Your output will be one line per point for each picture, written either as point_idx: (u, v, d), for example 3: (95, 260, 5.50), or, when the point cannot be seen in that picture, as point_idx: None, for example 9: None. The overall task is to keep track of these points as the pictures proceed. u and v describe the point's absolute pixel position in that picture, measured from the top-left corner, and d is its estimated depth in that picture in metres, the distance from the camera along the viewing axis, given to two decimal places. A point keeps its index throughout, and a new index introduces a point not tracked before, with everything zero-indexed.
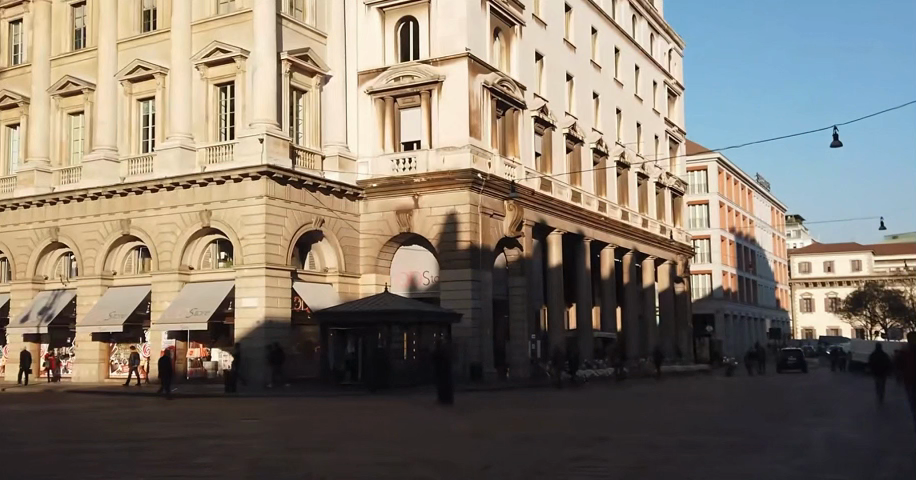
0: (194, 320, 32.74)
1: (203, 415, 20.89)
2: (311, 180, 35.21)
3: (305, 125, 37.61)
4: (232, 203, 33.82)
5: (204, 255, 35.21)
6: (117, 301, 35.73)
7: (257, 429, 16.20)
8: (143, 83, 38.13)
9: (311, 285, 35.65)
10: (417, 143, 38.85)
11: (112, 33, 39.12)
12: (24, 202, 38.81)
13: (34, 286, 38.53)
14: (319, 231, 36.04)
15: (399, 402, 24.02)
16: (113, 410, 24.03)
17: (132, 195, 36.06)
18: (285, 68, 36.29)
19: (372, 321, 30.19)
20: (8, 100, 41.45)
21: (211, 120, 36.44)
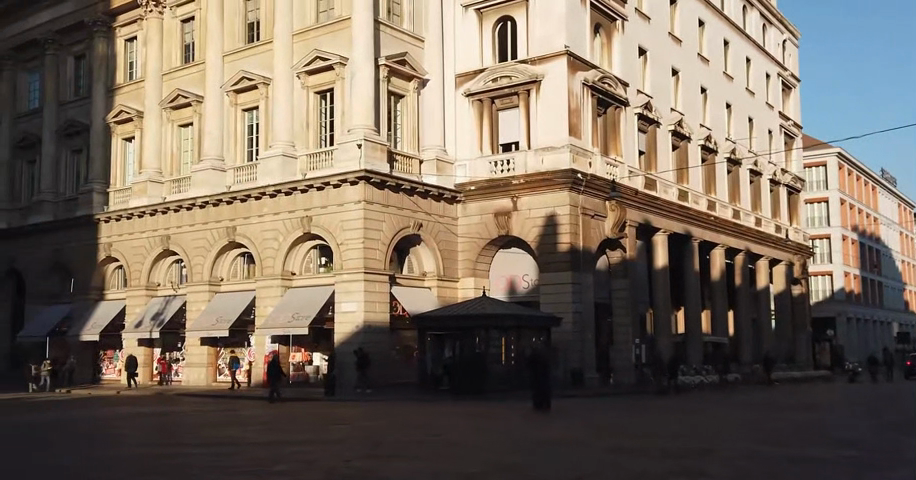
0: (296, 325, 33.11)
1: (298, 417, 20.86)
2: (409, 184, 35.08)
3: (403, 130, 37.58)
4: (331, 208, 34.05)
5: (305, 260, 35.60)
6: (223, 307, 36.58)
7: (345, 433, 15.90)
8: (247, 94, 38.97)
9: (408, 290, 35.59)
10: (516, 145, 38.20)
11: (218, 46, 40.22)
12: (138, 211, 40.41)
13: (148, 292, 40.09)
14: (417, 235, 35.94)
15: (495, 407, 23.41)
16: (214, 411, 24.40)
17: (237, 203, 36.88)
18: (383, 73, 36.32)
19: (471, 325, 29.75)
20: (124, 115, 43.26)
21: (311, 128, 36.84)
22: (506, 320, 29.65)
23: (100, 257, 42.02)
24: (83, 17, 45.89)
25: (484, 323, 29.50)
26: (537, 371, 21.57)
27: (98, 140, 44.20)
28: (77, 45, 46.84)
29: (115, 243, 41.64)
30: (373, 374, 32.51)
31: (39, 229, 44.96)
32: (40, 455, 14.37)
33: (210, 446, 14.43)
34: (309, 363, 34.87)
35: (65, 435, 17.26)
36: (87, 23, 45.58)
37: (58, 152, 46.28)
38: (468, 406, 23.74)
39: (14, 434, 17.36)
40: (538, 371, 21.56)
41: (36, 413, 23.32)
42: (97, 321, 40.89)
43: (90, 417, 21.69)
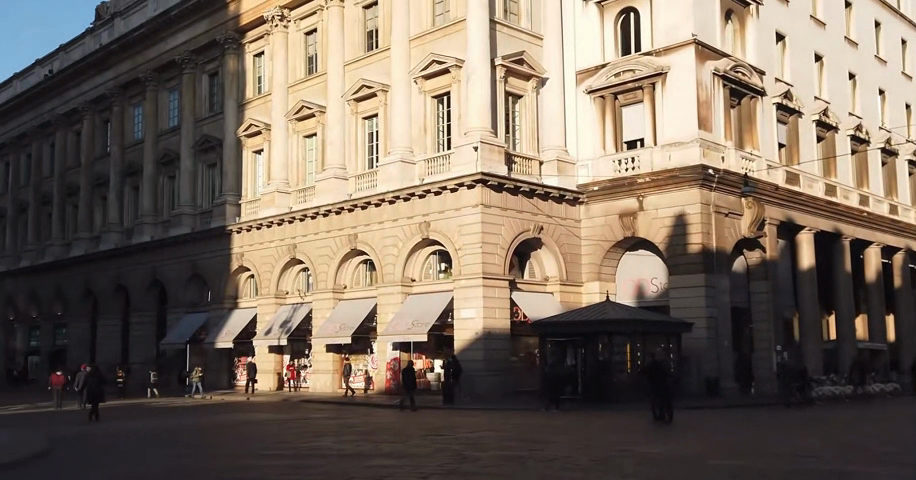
0: (416, 332, 32.62)
1: (403, 423, 20.32)
2: (528, 186, 34.03)
3: (522, 131, 36.58)
4: (449, 213, 33.46)
5: (425, 266, 35.21)
6: (346, 314, 36.71)
7: (443, 441, 15.03)
8: (367, 101, 39.03)
9: (529, 295, 34.49)
10: (641, 142, 36.29)
11: (339, 56, 40.56)
12: (267, 221, 41.39)
13: (277, 300, 40.93)
14: (537, 239, 34.81)
15: (615, 417, 21.94)
16: (330, 417, 24.22)
17: (358, 210, 36.97)
18: (500, 74, 35.41)
19: (594, 331, 28.24)
20: (254, 128, 44.49)
21: (428, 132, 36.42)
22: (633, 326, 27.91)
23: (232, 266, 43.38)
24: (216, 36, 47.77)
25: (609, 328, 27.89)
26: (656, 378, 19.97)
27: (229, 154, 45.70)
28: (211, 63, 48.87)
29: (246, 253, 42.84)
30: (493, 383, 31.56)
31: (179, 240, 47.04)
32: (139, 455, 14.48)
33: (300, 450, 14.09)
34: (430, 369, 34.32)
35: (172, 438, 17.42)
36: (219, 41, 47.38)
37: (195, 166, 48.35)
38: (585, 415, 22.50)
39: (125, 436, 17.72)
40: (658, 379, 19.93)
41: (157, 417, 23.96)
42: (230, 329, 42.14)
43: (207, 423, 21.91)
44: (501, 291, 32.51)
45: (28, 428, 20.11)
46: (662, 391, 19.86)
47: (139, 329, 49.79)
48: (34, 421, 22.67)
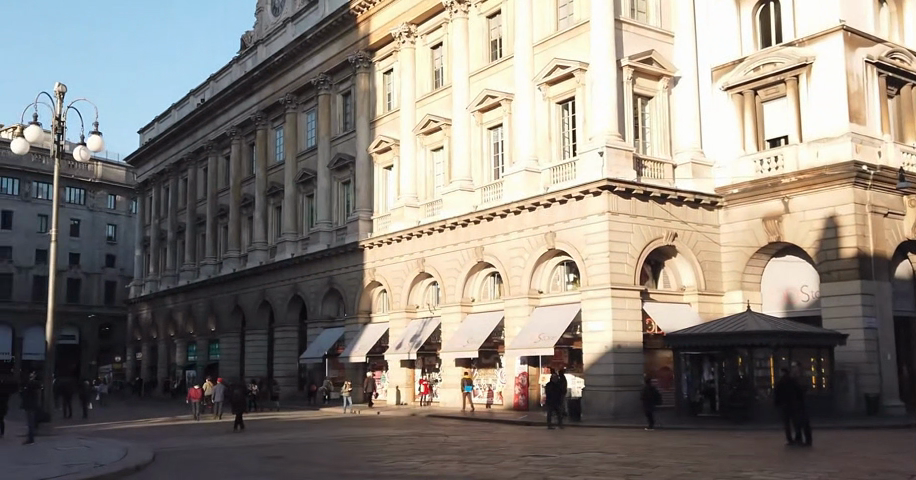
0: (542, 345, 31.48)
1: (518, 438, 19.31)
2: (658, 191, 32.12)
3: (653, 134, 34.80)
4: (575, 222, 32.14)
5: (552, 278, 34.03)
6: (474, 328, 36.06)
7: (540, 458, 13.88)
8: (492, 112, 38.33)
9: (663, 306, 32.50)
10: (785, 139, 33.36)
11: (464, 67, 40.11)
12: (396, 236, 41.51)
13: (407, 314, 40.95)
14: (671, 246, 32.81)
15: (749, 436, 19.91)
16: (446, 432, 23.45)
17: (484, 221, 36.32)
18: (627, 74, 33.79)
19: (731, 345, 25.89)
20: (384, 144, 44.85)
21: (554, 139, 35.24)
22: (775, 341, 25.33)
23: (365, 281, 43.86)
24: (348, 56, 48.71)
25: (749, 342, 25.48)
26: (790, 396, 18.01)
27: (361, 170, 46.32)
28: (344, 83, 49.90)
29: (378, 268, 43.18)
30: (625, 399, 29.92)
31: (316, 257, 48.12)
32: (236, 464, 14.37)
33: (393, 463, 13.43)
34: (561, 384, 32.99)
35: (277, 449, 17.17)
36: (351, 61, 48.24)
37: (330, 184, 49.39)
38: (719, 434, 20.64)
39: (235, 446, 17.77)
40: (790, 398, 17.84)
41: (280, 430, 24.16)
42: (364, 343, 42.47)
43: (323, 435, 21.71)
44: (632, 303, 30.85)
45: (153, 439, 20.67)
46: (800, 409, 17.69)
47: (282, 344, 51.32)
48: (165, 433, 23.35)
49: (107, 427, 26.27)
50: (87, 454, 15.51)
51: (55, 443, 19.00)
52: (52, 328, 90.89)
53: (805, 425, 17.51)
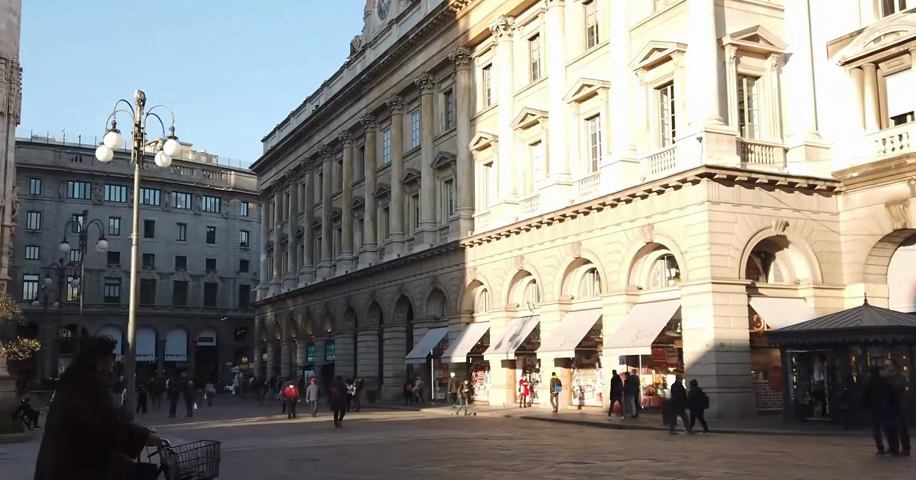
0: (639, 343, 29.80)
1: (588, 442, 18.03)
2: (765, 177, 29.62)
3: (761, 116, 31.93)
4: (674, 213, 30.19)
5: (653, 273, 32.17)
6: (572, 327, 34.66)
7: (579, 463, 12.73)
8: (589, 102, 36.66)
9: (773, 302, 29.94)
10: (911, 115, 29.35)
11: (560, 57, 38.52)
12: (495, 234, 40.67)
13: (508, 312, 40.05)
14: (782, 237, 30.18)
15: (843, 444, 17.83)
16: (521, 433, 22.57)
17: (581, 215, 34.82)
18: (730, 54, 31.00)
19: (843, 341, 23.58)
20: (483, 141, 44.00)
21: (652, 127, 33.08)
22: (894, 337, 22.85)
23: (467, 280, 43.31)
24: (448, 54, 48.13)
25: (863, 338, 23.11)
26: (876, 398, 15.64)
27: (463, 168, 45.67)
28: (446, 81, 49.37)
29: (479, 267, 42.44)
30: (727, 402, 27.90)
31: (421, 257, 47.94)
32: (273, 465, 14.16)
33: (424, 468, 12.55)
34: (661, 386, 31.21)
35: (331, 450, 16.87)
36: (451, 59, 47.63)
37: (434, 184, 49.09)
38: (821, 440, 18.53)
39: (295, 447, 17.55)
40: (879, 402, 15.58)
41: (360, 431, 23.76)
42: (465, 342, 41.91)
43: (394, 437, 21.28)
44: (736, 297, 28.62)
45: (228, 439, 20.70)
46: (897, 413, 15.47)
47: (391, 345, 51.38)
48: (250, 432, 23.70)
49: (200, 427, 26.76)
50: None
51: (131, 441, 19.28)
52: (191, 330, 95.58)
53: (894, 434, 15.45)
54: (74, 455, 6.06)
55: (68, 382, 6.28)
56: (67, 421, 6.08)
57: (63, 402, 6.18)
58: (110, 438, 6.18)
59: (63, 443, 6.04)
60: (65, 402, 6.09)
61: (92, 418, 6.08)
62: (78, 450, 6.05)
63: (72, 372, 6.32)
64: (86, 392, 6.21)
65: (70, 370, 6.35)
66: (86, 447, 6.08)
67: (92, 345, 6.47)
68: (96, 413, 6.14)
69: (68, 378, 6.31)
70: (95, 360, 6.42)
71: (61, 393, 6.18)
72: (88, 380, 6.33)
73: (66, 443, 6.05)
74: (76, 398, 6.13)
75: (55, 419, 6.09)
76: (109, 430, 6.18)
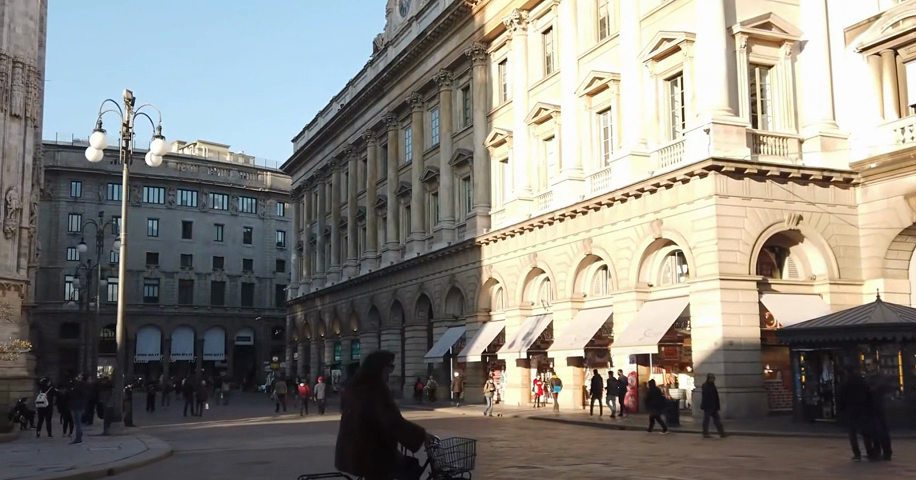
0: (647, 342, 28.99)
1: (567, 445, 17.44)
2: (776, 169, 28.56)
3: (775, 105, 30.77)
4: (682, 207, 29.30)
5: (663, 269, 31.29)
6: (584, 325, 33.98)
7: (531, 471, 12.22)
8: (601, 95, 35.88)
9: (788, 298, 28.83)
10: None
11: (572, 50, 37.76)
12: (509, 231, 40.13)
13: (523, 310, 39.48)
14: (796, 231, 29.10)
15: (835, 449, 17.04)
16: (512, 435, 22.08)
17: (592, 211, 34.12)
18: (741, 42, 29.94)
19: (850, 340, 22.61)
20: (498, 137, 43.44)
21: (661, 119, 32.20)
22: (903, 336, 21.79)
23: (483, 278, 42.81)
24: (465, 50, 47.69)
25: (869, 336, 22.10)
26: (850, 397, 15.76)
27: (479, 165, 45.13)
28: (463, 77, 48.93)
29: (495, 264, 41.89)
30: (737, 402, 26.99)
31: (440, 255, 47.57)
32: (225, 469, 13.83)
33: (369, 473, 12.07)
34: (673, 385, 30.45)
35: (300, 453, 16.54)
36: (468, 54, 47.17)
37: (452, 181, 48.67)
38: (817, 445, 17.83)
39: (266, 450, 17.25)
40: (853, 401, 15.70)
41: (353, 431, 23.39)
42: (481, 342, 41.41)
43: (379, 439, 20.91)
44: (745, 294, 27.67)
45: (211, 439, 20.45)
46: (871, 414, 15.47)
47: (412, 343, 51.06)
48: (241, 432, 23.51)
49: (200, 427, 26.66)
50: (110, 456, 15.68)
51: (110, 441, 19.12)
52: (229, 329, 96.55)
53: (867, 434, 15.38)
54: (372, 445, 7.62)
55: (364, 386, 7.72)
56: (365, 421, 7.62)
57: (363, 401, 7.67)
58: (397, 434, 7.62)
59: (362, 439, 7.62)
60: (364, 405, 7.59)
61: (383, 421, 7.56)
62: (374, 443, 7.61)
63: (364, 379, 7.73)
64: (379, 397, 7.65)
65: (364, 376, 7.76)
66: (379, 443, 7.63)
67: (376, 358, 7.76)
68: (386, 415, 7.60)
69: (361, 383, 7.74)
70: (382, 369, 7.75)
71: (360, 396, 7.65)
72: (376, 385, 7.74)
73: (365, 440, 7.62)
74: (373, 405, 7.58)
75: (356, 419, 7.62)
76: (397, 428, 7.64)
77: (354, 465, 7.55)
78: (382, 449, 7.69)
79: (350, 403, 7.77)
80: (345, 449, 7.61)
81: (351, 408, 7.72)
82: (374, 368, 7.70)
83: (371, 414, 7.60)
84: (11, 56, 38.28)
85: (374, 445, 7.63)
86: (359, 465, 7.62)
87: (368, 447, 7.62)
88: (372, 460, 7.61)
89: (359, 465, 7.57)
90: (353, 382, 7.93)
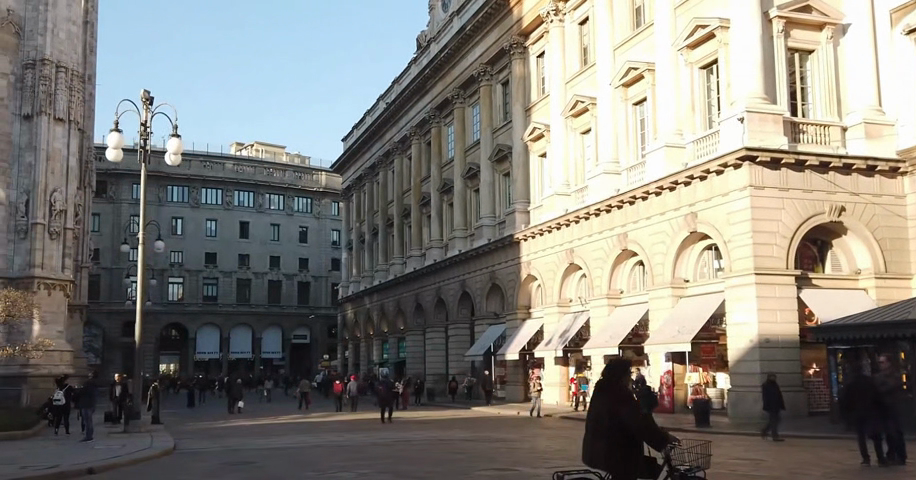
0: (681, 340, 27.97)
1: (573, 446, 16.84)
2: (815, 159, 27.26)
3: (816, 92, 29.37)
4: (717, 200, 28.22)
5: (700, 265, 30.18)
6: (620, 323, 33.12)
7: (512, 471, 11.71)
8: (636, 86, 34.88)
9: (829, 294, 27.49)
10: None
11: (608, 41, 36.82)
12: (547, 227, 39.47)
13: (561, 307, 38.77)
14: (838, 223, 27.75)
15: (860, 455, 16.04)
16: (531, 434, 21.45)
17: (627, 205, 33.28)
18: (778, 27, 28.65)
19: (890, 337, 21.35)
20: (536, 131, 42.68)
21: (697, 109, 31.04)
22: None
23: (522, 275, 42.20)
24: (503, 44, 47.04)
25: (910, 333, 20.80)
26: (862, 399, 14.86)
27: (518, 160, 44.48)
28: (503, 72, 48.28)
29: (533, 261, 41.29)
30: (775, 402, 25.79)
31: (481, 252, 47.10)
32: (209, 465, 13.62)
33: (345, 472, 11.70)
34: (711, 384, 29.23)
35: (298, 451, 16.29)
36: (506, 48, 46.54)
37: (492, 177, 48.12)
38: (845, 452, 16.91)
39: (267, 446, 17.05)
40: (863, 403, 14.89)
41: (373, 430, 23.12)
42: (519, 340, 40.86)
43: (392, 437, 20.58)
44: (783, 290, 26.47)
45: (223, 438, 20.40)
46: (883, 417, 14.82)
47: (455, 342, 50.71)
48: (259, 430, 23.39)
49: (227, 425, 26.81)
50: (107, 453, 15.69)
51: (121, 439, 19.18)
52: (286, 327, 97.89)
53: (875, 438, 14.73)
54: (616, 446, 8.11)
55: (609, 391, 8.33)
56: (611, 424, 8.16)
57: (603, 406, 8.25)
58: (639, 432, 8.08)
59: (611, 441, 8.12)
60: (608, 409, 8.17)
61: (629, 422, 8.08)
62: (618, 443, 8.11)
63: (607, 385, 8.35)
64: (619, 399, 8.21)
65: (605, 385, 8.38)
66: (625, 442, 8.11)
67: (619, 366, 8.41)
68: (630, 416, 8.11)
69: (604, 390, 8.37)
70: (625, 378, 8.37)
71: (603, 402, 8.25)
72: (617, 389, 8.32)
73: (611, 440, 8.12)
74: (618, 408, 8.13)
75: (602, 422, 8.16)
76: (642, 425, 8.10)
77: (602, 464, 8.06)
78: (630, 451, 8.20)
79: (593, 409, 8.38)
80: (595, 447, 8.15)
81: (595, 413, 8.31)
82: (615, 373, 8.32)
83: (616, 416, 8.13)
84: (54, 61, 39.18)
85: (620, 447, 8.11)
86: (608, 466, 8.11)
87: (615, 447, 8.12)
88: (620, 460, 8.09)
89: (607, 465, 8.06)
90: (595, 389, 8.53)
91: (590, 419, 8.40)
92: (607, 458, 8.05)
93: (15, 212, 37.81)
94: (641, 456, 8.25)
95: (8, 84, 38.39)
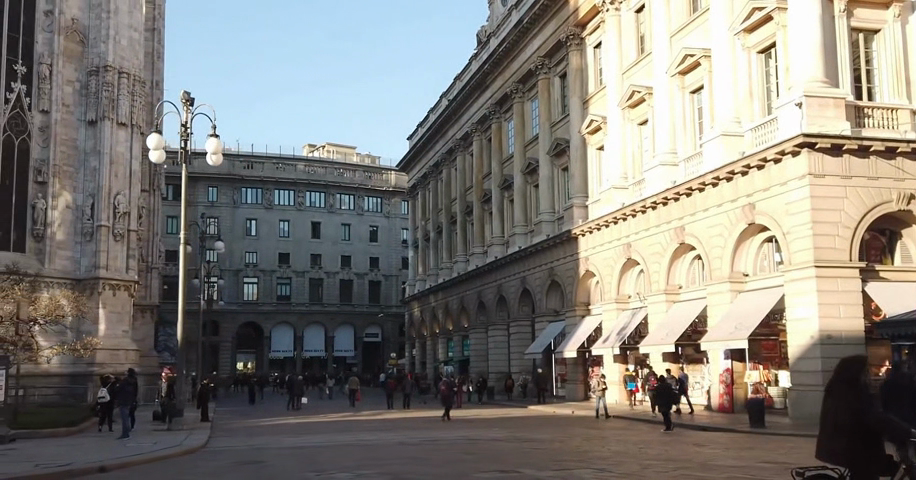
0: (738, 336, 26.78)
1: (606, 446, 16.16)
2: (880, 144, 25.71)
3: (883, 74, 27.66)
4: (775, 190, 26.89)
5: (759, 258, 28.86)
6: (678, 319, 32.00)
7: (518, 472, 11.17)
8: (694, 74, 33.62)
9: (898, 287, 25.90)
10: None
11: (664, 28, 35.63)
12: (604, 221, 38.54)
13: (619, 304, 37.81)
14: (907, 212, 26.12)
15: None
16: (573, 433, 20.70)
17: (684, 197, 32.13)
18: (839, 6, 27.12)
19: None
20: (593, 124, 41.70)
21: (756, 96, 29.68)
22: None
23: (580, 271, 41.32)
24: (560, 36, 46.13)
25: None
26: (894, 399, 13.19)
27: (576, 153, 43.55)
28: (560, 64, 47.38)
29: (591, 257, 40.37)
30: None
31: (540, 248, 46.35)
32: (222, 464, 13.43)
33: (347, 472, 11.38)
34: (771, 383, 28.00)
35: (320, 450, 16.01)
36: (563, 40, 45.62)
37: (552, 172, 47.29)
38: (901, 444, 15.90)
39: (293, 445, 16.84)
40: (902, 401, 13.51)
41: (413, 428, 22.82)
42: (577, 338, 40.00)
43: (428, 435, 20.19)
44: (845, 283, 25.04)
45: (258, 436, 20.33)
46: None
47: (516, 340, 50.05)
48: (301, 429, 23.25)
49: (273, 424, 26.86)
50: (131, 451, 15.68)
51: (157, 437, 19.27)
52: (358, 326, 98.77)
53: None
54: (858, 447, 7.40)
55: (844, 387, 7.57)
56: (855, 423, 7.41)
57: (843, 402, 7.52)
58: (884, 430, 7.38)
59: (853, 438, 7.39)
60: (851, 406, 7.43)
61: (873, 418, 7.38)
62: (861, 443, 7.40)
63: (843, 383, 7.59)
64: (862, 397, 7.45)
65: (840, 378, 7.62)
66: (868, 441, 7.41)
67: (855, 362, 7.59)
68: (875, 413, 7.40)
69: (845, 386, 7.57)
70: (862, 371, 7.56)
71: (844, 398, 7.51)
72: (857, 386, 7.54)
73: (853, 439, 7.40)
74: (865, 406, 7.41)
75: (844, 419, 7.44)
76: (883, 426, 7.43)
77: (842, 464, 7.42)
78: (873, 449, 7.46)
79: (829, 406, 7.62)
80: (832, 447, 7.48)
81: (834, 408, 7.55)
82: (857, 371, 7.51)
83: (860, 413, 7.41)
84: (117, 68, 40.13)
85: (866, 446, 7.40)
86: (847, 465, 7.43)
87: (858, 446, 7.39)
88: (863, 459, 7.39)
89: (847, 466, 7.42)
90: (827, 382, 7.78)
91: (822, 416, 7.69)
92: (850, 459, 7.38)
93: (82, 215, 38.94)
94: (883, 454, 7.50)
95: (74, 90, 39.63)
